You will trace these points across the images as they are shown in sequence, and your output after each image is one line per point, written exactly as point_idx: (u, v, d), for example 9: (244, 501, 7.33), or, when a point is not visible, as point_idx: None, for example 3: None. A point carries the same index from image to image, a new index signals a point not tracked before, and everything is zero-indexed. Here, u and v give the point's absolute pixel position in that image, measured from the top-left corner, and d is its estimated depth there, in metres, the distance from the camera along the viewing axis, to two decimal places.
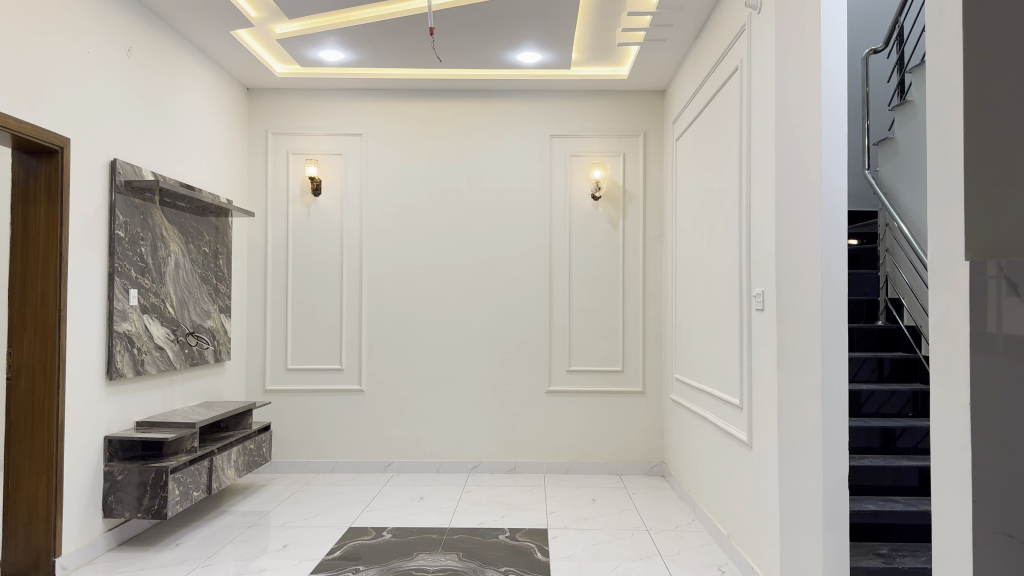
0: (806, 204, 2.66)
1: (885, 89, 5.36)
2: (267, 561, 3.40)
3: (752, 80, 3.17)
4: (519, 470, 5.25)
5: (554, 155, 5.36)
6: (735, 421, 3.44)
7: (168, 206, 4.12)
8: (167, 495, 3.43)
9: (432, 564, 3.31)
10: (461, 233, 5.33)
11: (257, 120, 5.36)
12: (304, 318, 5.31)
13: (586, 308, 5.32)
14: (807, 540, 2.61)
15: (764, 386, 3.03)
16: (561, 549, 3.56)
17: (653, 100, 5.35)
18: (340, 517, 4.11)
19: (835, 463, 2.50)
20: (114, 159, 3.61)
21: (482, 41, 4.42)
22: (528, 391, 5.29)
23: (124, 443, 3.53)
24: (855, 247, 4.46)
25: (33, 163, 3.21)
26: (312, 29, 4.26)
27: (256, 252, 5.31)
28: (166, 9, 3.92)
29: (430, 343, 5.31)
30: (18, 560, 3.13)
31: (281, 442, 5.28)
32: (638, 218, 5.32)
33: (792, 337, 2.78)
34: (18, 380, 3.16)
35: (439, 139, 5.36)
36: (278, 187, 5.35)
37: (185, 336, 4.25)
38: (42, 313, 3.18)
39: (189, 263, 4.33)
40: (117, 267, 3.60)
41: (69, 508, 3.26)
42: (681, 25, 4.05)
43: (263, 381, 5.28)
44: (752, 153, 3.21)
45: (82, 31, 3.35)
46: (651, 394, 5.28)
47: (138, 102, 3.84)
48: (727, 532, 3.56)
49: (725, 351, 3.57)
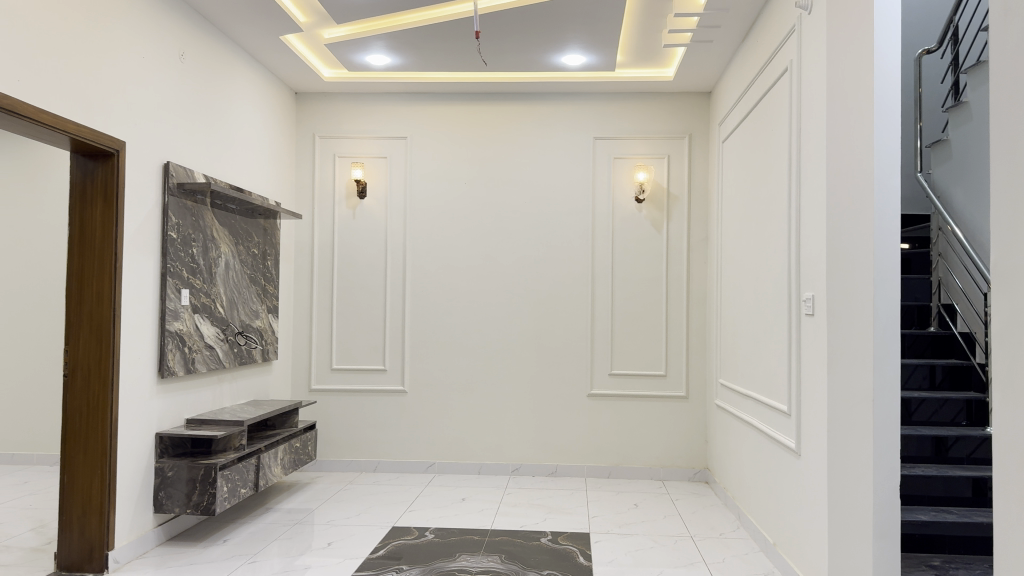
0: (859, 207, 2.62)
1: (939, 89, 5.25)
2: (311, 558, 3.44)
3: (805, 82, 3.09)
4: (560, 473, 5.24)
5: (597, 157, 5.34)
6: (782, 428, 3.38)
7: (220, 207, 4.21)
8: (215, 492, 3.50)
9: (475, 564, 3.33)
10: (503, 235, 5.33)
11: (305, 124, 5.45)
12: (349, 319, 5.38)
13: (628, 311, 5.28)
14: (858, 549, 2.56)
15: (814, 394, 2.97)
16: (603, 553, 3.54)
17: (699, 101, 5.29)
18: (383, 517, 4.14)
19: (887, 472, 2.46)
20: (167, 161, 3.70)
21: (526, 44, 4.41)
22: (570, 394, 5.27)
23: (175, 439, 3.61)
24: (906, 251, 4.38)
25: (90, 165, 3.29)
26: (359, 33, 4.30)
27: (303, 253, 5.40)
28: (218, 14, 3.99)
29: (472, 345, 5.33)
30: (73, 551, 3.22)
31: (326, 441, 5.36)
32: (682, 220, 5.27)
33: (842, 340, 2.72)
34: (73, 375, 3.24)
35: (482, 143, 5.38)
36: (323, 189, 5.43)
37: (234, 336, 4.34)
38: (97, 314, 3.26)
39: (239, 264, 4.41)
40: (169, 267, 3.68)
41: (121, 504, 3.34)
42: (728, 26, 4.01)
43: (309, 381, 5.36)
44: (804, 156, 3.13)
45: (136, 37, 3.44)
46: (695, 399, 5.22)
47: (189, 107, 3.91)
48: (774, 540, 3.49)
49: (774, 358, 3.50)
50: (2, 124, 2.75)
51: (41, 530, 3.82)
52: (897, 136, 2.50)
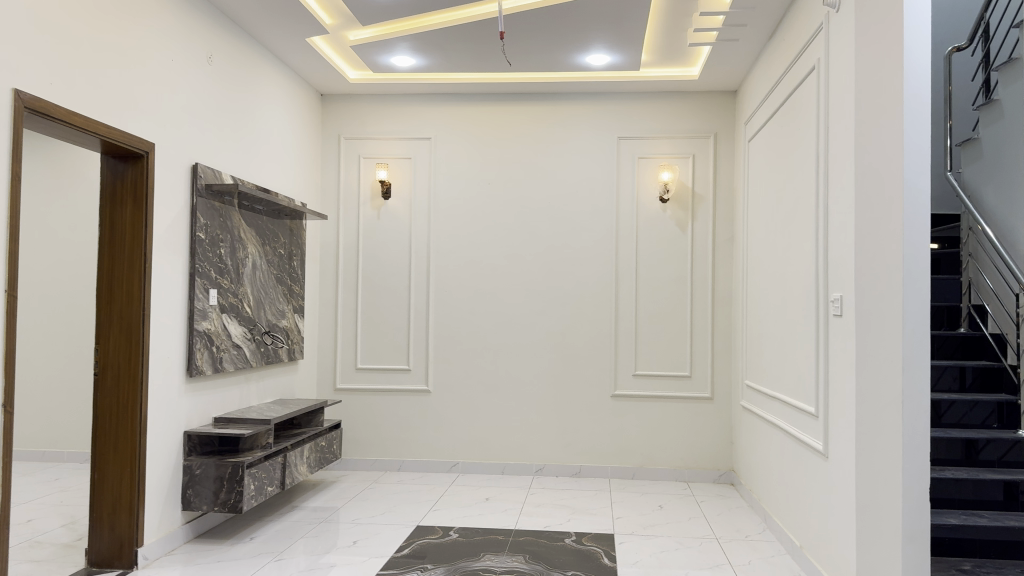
0: (887, 207, 2.59)
1: (969, 88, 5.18)
2: (337, 556, 3.47)
3: (833, 80, 3.06)
4: (584, 473, 5.23)
5: (621, 157, 5.32)
6: (809, 430, 3.34)
7: (247, 208, 4.25)
8: (242, 490, 3.54)
9: (500, 564, 3.33)
10: (527, 235, 5.33)
11: (330, 125, 5.49)
12: (374, 320, 5.41)
13: (653, 311, 5.25)
14: (886, 552, 2.53)
15: (842, 396, 2.93)
16: (628, 555, 3.52)
17: (724, 100, 5.25)
18: (407, 516, 4.16)
19: (917, 475, 2.43)
20: (196, 162, 3.74)
21: (551, 43, 4.41)
22: (594, 395, 5.26)
23: (202, 438, 3.66)
24: (936, 251, 4.32)
25: (121, 167, 3.34)
26: (384, 35, 4.33)
27: (328, 253, 5.44)
28: (246, 17, 4.04)
29: (496, 345, 5.33)
30: (103, 547, 3.27)
31: (351, 440, 5.40)
32: (707, 220, 5.23)
33: (871, 341, 2.69)
34: (103, 375, 3.29)
35: (506, 143, 5.38)
36: (349, 190, 5.47)
37: (261, 335, 4.38)
38: (127, 314, 3.30)
39: (266, 264, 4.46)
40: (198, 268, 3.73)
41: (150, 501, 3.39)
42: (754, 24, 3.98)
43: (334, 380, 5.40)
44: (832, 156, 3.10)
45: (165, 39, 3.49)
46: (720, 401, 5.18)
47: (217, 109, 3.96)
48: (801, 543, 3.45)
49: (801, 359, 3.47)
50: (36, 126, 2.80)
51: (71, 526, 3.88)
52: (927, 133, 2.47)
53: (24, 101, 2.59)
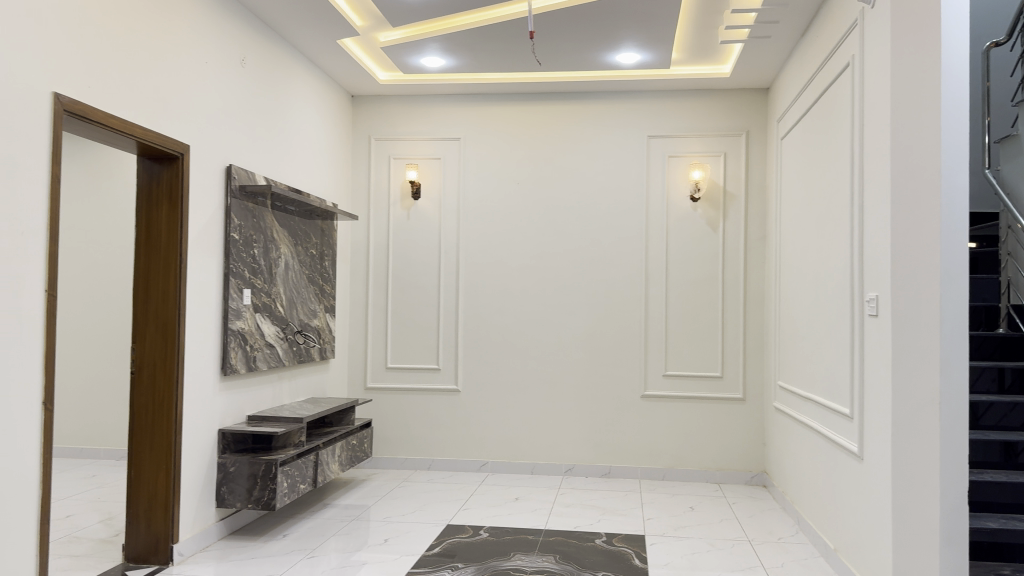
0: (924, 204, 2.55)
1: (1008, 83, 5.07)
2: (368, 554, 3.49)
3: (868, 77, 3.01)
4: (614, 474, 5.21)
5: (651, 156, 5.29)
6: (844, 431, 3.29)
7: (279, 209, 4.30)
8: (275, 488, 3.58)
9: (530, 564, 3.33)
10: (557, 235, 5.32)
11: (361, 126, 5.54)
12: (404, 320, 5.44)
13: (683, 311, 5.21)
14: (922, 555, 2.48)
15: (877, 398, 2.89)
16: (659, 556, 3.51)
17: (756, 98, 5.20)
18: (437, 515, 4.18)
19: (955, 477, 2.39)
20: (230, 164, 3.79)
21: (581, 42, 4.40)
22: (624, 395, 5.23)
23: (236, 435, 3.71)
24: (974, 249, 4.23)
25: (156, 168, 3.40)
26: (415, 36, 4.35)
27: (359, 253, 5.49)
28: (279, 19, 4.08)
29: (525, 345, 5.33)
30: (140, 543, 3.32)
31: (381, 438, 5.43)
32: (739, 219, 5.18)
33: (907, 341, 2.65)
34: (140, 373, 3.35)
35: (535, 143, 5.38)
36: (379, 190, 5.50)
37: (293, 335, 4.42)
38: (162, 313, 3.36)
39: (298, 264, 4.50)
40: (232, 268, 3.78)
41: (185, 498, 3.44)
42: (787, 21, 3.94)
43: (365, 379, 5.44)
44: (867, 154, 3.05)
45: (200, 42, 3.54)
46: (752, 402, 5.12)
47: (250, 111, 4.01)
48: (835, 545, 3.41)
49: (836, 360, 3.42)
50: (75, 129, 2.86)
51: (109, 522, 3.95)
52: (965, 130, 2.42)
53: (62, 103, 2.64)
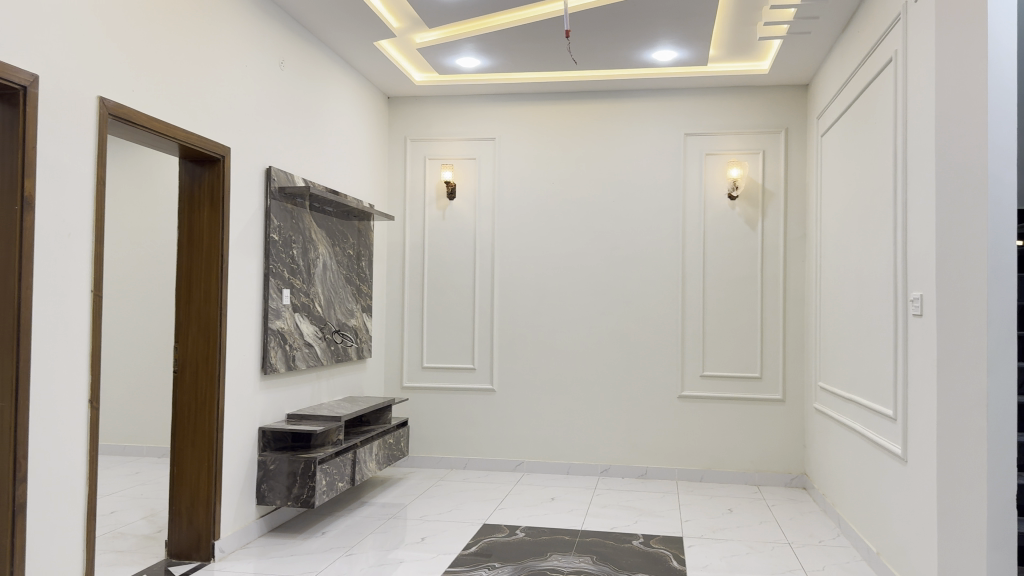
0: (970, 201, 2.49)
1: None
2: (405, 553, 3.52)
3: (912, 72, 2.95)
4: (650, 475, 5.18)
5: (688, 154, 5.24)
6: (887, 433, 3.23)
7: (318, 210, 4.35)
8: (314, 486, 3.62)
9: (567, 565, 3.32)
10: (592, 235, 5.30)
11: (397, 127, 5.58)
12: (440, 320, 5.46)
13: (721, 311, 5.16)
14: (969, 561, 2.43)
15: (922, 399, 2.83)
16: (697, 558, 3.48)
17: (795, 94, 5.12)
18: (474, 514, 4.19)
19: (1003, 481, 2.33)
20: (269, 166, 3.85)
21: (617, 41, 4.38)
22: (661, 395, 5.19)
23: (276, 434, 3.76)
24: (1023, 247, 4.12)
25: (198, 171, 3.46)
26: (450, 37, 4.37)
27: (395, 253, 5.53)
28: (317, 22, 4.13)
29: (561, 345, 5.32)
30: (183, 539, 3.39)
31: (418, 437, 5.47)
32: (778, 218, 5.11)
33: (953, 342, 2.59)
34: (182, 372, 3.41)
35: (570, 142, 5.37)
36: (415, 190, 5.54)
37: (331, 334, 4.47)
38: (204, 313, 3.41)
39: (336, 265, 4.55)
40: (272, 268, 3.83)
41: (227, 496, 3.49)
42: (827, 16, 3.88)
43: (401, 378, 5.48)
44: (911, 150, 2.99)
45: (240, 46, 3.60)
46: (792, 403, 5.05)
47: (289, 113, 4.06)
48: (878, 549, 3.35)
49: (879, 360, 3.36)
50: (119, 132, 2.92)
51: (152, 518, 4.03)
52: (1014, 125, 2.36)
53: (108, 107, 2.70)
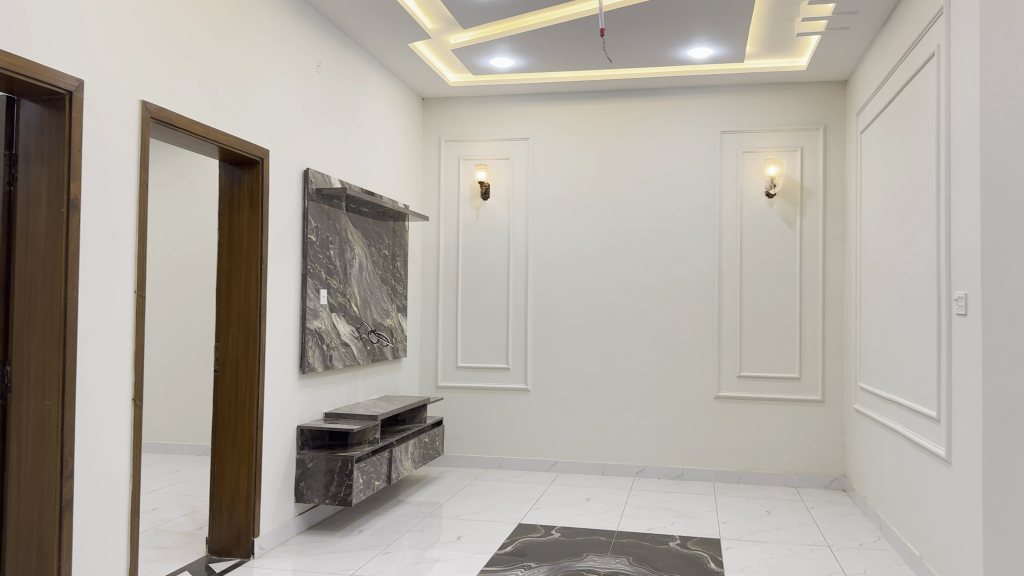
0: None
1: None
2: (441, 551, 3.53)
3: (954, 67, 2.90)
4: (686, 476, 5.14)
5: (725, 152, 5.19)
6: (930, 435, 3.16)
7: (354, 211, 4.39)
8: (351, 484, 3.66)
9: (603, 565, 3.31)
10: (626, 234, 5.28)
11: (432, 128, 5.61)
12: (475, 319, 5.48)
13: (758, 310, 5.10)
14: None
15: (967, 399, 2.76)
16: (735, 560, 3.44)
17: (834, 91, 5.05)
18: (510, 514, 4.20)
19: None
20: (307, 168, 3.90)
21: (651, 39, 4.36)
22: (697, 395, 5.15)
23: (314, 432, 3.81)
24: None
25: (238, 173, 3.51)
26: (484, 37, 4.38)
27: (430, 254, 5.56)
28: (353, 25, 4.17)
29: (596, 344, 5.31)
30: (224, 535, 3.44)
31: (453, 437, 5.49)
32: (817, 216, 5.03)
33: (999, 341, 2.53)
34: (223, 371, 3.47)
35: (604, 141, 5.35)
36: (449, 191, 5.56)
37: (367, 334, 4.51)
38: (244, 313, 3.47)
39: (371, 265, 4.59)
40: (309, 268, 3.88)
41: (266, 493, 3.54)
42: (867, 11, 3.82)
43: (436, 378, 5.51)
44: (954, 146, 2.93)
45: (278, 50, 3.65)
46: (831, 404, 4.97)
47: (325, 115, 4.11)
48: (920, 553, 3.29)
49: (921, 361, 3.30)
50: (161, 136, 2.98)
51: (193, 516, 4.11)
52: None
53: (150, 111, 2.76)
